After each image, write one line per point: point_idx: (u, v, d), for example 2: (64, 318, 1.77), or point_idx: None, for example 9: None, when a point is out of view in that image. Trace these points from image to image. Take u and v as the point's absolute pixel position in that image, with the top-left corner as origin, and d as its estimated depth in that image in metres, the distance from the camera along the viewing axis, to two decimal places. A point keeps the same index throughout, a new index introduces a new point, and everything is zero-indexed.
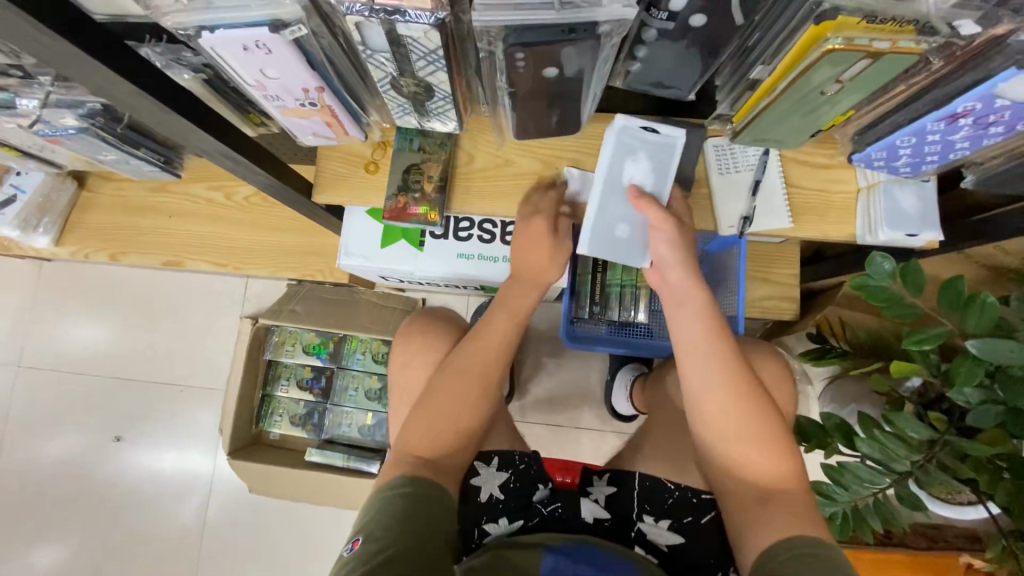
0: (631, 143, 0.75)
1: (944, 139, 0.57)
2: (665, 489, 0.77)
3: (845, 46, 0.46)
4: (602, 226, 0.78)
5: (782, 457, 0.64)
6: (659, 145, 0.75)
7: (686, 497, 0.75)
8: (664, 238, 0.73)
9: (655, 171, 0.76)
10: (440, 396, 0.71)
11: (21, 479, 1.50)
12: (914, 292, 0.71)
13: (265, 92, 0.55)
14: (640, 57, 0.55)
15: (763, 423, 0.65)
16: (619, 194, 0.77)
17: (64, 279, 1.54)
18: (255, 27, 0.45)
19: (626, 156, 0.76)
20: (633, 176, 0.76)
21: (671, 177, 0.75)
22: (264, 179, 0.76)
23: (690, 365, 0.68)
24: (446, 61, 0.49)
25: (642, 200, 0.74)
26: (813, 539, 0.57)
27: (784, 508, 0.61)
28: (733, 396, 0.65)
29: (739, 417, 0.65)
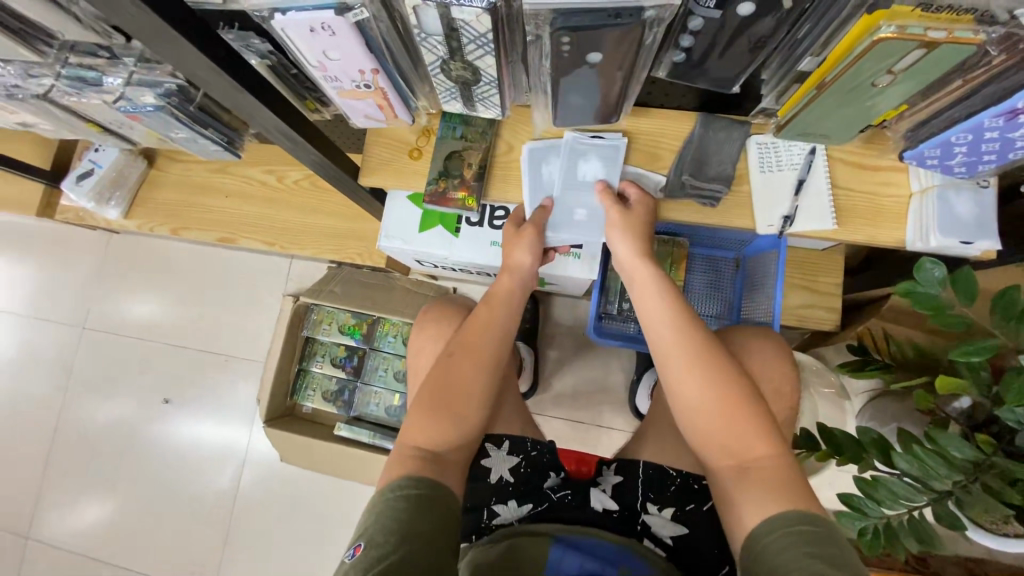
0: (580, 146, 0.80)
1: (1002, 137, 0.54)
2: (668, 476, 0.77)
3: (897, 35, 0.45)
4: (564, 214, 0.85)
5: (762, 434, 0.63)
6: (607, 148, 0.80)
7: (688, 484, 0.76)
8: (623, 228, 0.79)
9: (606, 170, 0.81)
10: (438, 370, 0.75)
11: (81, 431, 1.64)
12: (964, 302, 0.68)
13: (325, 72, 0.59)
14: (685, 46, 0.55)
15: (736, 402, 0.65)
16: (582, 187, 0.82)
17: (129, 251, 1.67)
18: (321, 11, 0.49)
19: (578, 158, 0.81)
20: (591, 175, 0.81)
21: (621, 168, 0.80)
22: (316, 159, 0.81)
23: (662, 350, 0.71)
24: (495, 45, 0.52)
25: (609, 195, 0.80)
26: (796, 515, 0.56)
27: (765, 484, 0.60)
28: (704, 378, 0.67)
29: (712, 396, 0.66)
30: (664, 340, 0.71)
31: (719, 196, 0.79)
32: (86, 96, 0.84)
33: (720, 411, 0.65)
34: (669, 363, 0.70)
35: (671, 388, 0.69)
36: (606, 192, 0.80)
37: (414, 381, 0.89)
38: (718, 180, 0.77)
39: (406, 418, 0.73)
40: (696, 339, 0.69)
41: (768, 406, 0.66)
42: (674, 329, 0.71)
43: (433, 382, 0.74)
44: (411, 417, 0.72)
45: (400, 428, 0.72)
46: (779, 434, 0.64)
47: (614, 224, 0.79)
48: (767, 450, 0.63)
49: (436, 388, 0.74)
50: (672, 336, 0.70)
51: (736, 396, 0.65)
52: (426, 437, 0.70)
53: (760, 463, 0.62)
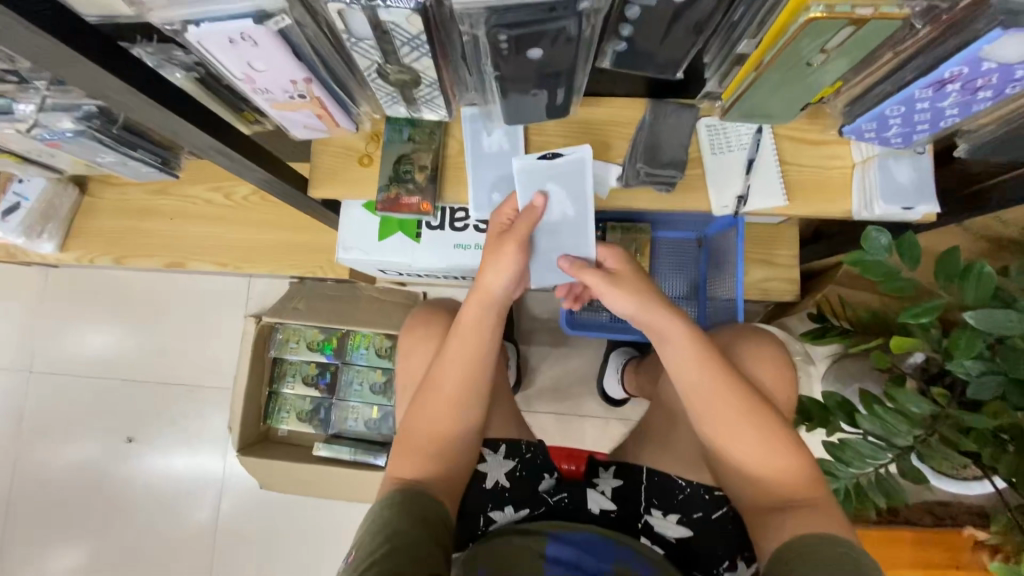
0: (541, 175, 0.79)
1: (933, 106, 0.55)
2: (675, 485, 0.77)
3: (826, 14, 0.45)
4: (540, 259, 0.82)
5: (791, 463, 0.68)
6: (569, 164, 0.79)
7: (696, 494, 0.75)
8: (618, 292, 0.73)
9: (575, 194, 0.80)
10: (440, 382, 0.76)
11: (38, 483, 1.53)
12: (910, 266, 0.71)
13: (254, 85, 0.55)
14: (626, 35, 0.55)
15: (760, 429, 0.69)
16: (551, 229, 0.80)
17: (71, 285, 1.56)
18: (237, 20, 0.45)
19: (541, 182, 0.79)
20: (555, 203, 0.80)
21: (590, 194, 0.79)
22: (261, 176, 0.78)
23: (690, 384, 0.72)
24: (429, 47, 0.49)
25: (577, 267, 0.75)
26: (831, 539, 0.61)
27: (797, 512, 0.65)
28: (730, 411, 0.70)
29: (741, 427, 0.69)
30: (686, 371, 0.72)
31: (673, 182, 0.80)
32: None
33: (747, 439, 0.69)
34: (692, 392, 0.72)
35: (699, 416, 0.72)
36: (575, 266, 0.74)
37: (403, 385, 0.88)
38: (671, 166, 0.78)
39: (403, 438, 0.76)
40: (710, 358, 0.71)
41: (791, 433, 0.70)
42: (698, 363, 0.71)
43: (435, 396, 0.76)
44: (413, 429, 0.76)
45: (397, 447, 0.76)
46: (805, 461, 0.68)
47: (606, 294, 0.74)
48: (795, 474, 0.68)
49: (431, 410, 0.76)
50: (694, 364, 0.71)
51: (751, 413, 0.70)
52: (421, 459, 0.73)
53: (777, 476, 0.68)
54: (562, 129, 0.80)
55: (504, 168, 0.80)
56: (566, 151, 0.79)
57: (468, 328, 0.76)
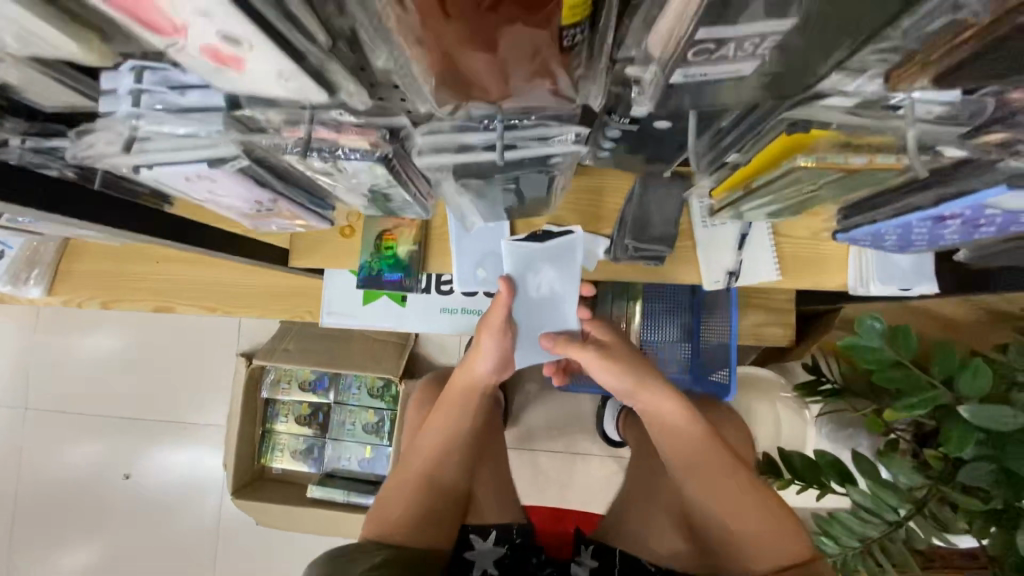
0: (534, 255, 0.78)
1: (932, 233, 0.49)
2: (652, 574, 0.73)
3: (817, 164, 0.41)
4: (527, 337, 0.83)
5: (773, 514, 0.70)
6: (562, 246, 0.78)
7: None
8: (607, 370, 0.79)
9: (565, 270, 0.80)
10: (431, 436, 0.80)
11: (37, 517, 1.55)
12: (903, 351, 0.70)
13: (220, 205, 0.53)
14: (609, 147, 0.52)
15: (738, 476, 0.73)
16: (539, 306, 0.82)
17: (63, 321, 1.55)
18: (190, 164, 0.43)
19: (532, 262, 0.79)
20: (543, 280, 0.80)
21: (578, 273, 0.80)
22: (238, 256, 0.76)
23: (671, 434, 0.77)
24: (397, 179, 0.49)
25: (561, 343, 0.80)
26: None
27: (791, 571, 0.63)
28: (710, 457, 0.74)
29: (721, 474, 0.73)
30: (670, 423, 0.77)
31: (663, 256, 0.78)
32: None
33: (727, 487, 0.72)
34: (673, 442, 0.77)
35: (681, 467, 0.76)
36: (559, 344, 0.79)
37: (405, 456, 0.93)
38: (660, 241, 0.76)
39: (388, 489, 0.77)
40: (693, 417, 0.77)
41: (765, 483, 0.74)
42: (677, 416, 0.77)
43: (424, 446, 0.79)
44: (398, 479, 0.78)
45: (382, 498, 0.77)
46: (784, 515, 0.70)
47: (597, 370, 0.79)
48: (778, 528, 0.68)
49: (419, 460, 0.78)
50: (675, 419, 0.77)
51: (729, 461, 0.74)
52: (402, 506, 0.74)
53: (762, 531, 0.68)
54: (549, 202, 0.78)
55: (492, 243, 0.78)
56: (561, 230, 0.78)
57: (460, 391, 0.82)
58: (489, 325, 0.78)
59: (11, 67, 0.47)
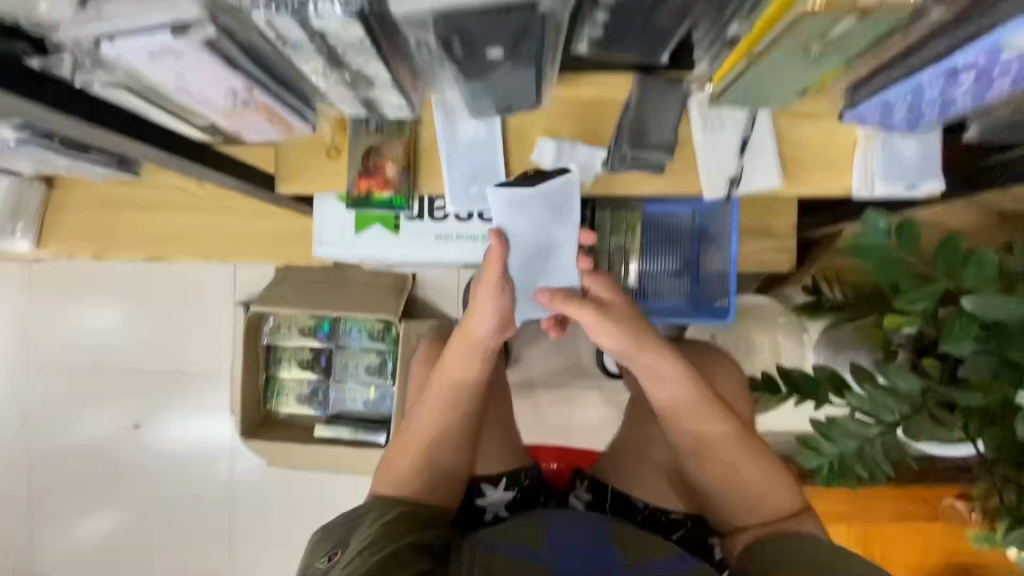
0: (528, 201, 0.75)
1: (944, 94, 0.49)
2: (637, 506, 0.85)
3: (825, 5, 0.39)
4: (524, 290, 0.79)
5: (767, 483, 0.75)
6: (556, 190, 0.75)
7: (656, 516, 0.84)
8: (610, 330, 0.75)
9: (560, 214, 0.76)
10: (432, 403, 0.81)
11: (55, 471, 1.59)
12: (907, 248, 0.68)
13: (192, 95, 0.50)
14: (603, 21, 0.48)
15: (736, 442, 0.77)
16: (535, 257, 0.77)
17: (56, 278, 1.53)
18: (152, 33, 0.40)
19: (528, 207, 0.75)
20: (538, 226, 0.76)
21: (576, 218, 0.77)
22: (223, 178, 0.73)
23: (673, 403, 0.78)
24: (376, 51, 0.44)
25: (559, 300, 0.73)
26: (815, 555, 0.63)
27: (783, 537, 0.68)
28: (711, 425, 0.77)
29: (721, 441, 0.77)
30: (672, 391, 0.78)
31: (662, 165, 0.75)
32: None
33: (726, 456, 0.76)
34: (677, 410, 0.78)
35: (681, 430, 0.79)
36: (557, 299, 0.72)
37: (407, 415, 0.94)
38: (659, 148, 0.73)
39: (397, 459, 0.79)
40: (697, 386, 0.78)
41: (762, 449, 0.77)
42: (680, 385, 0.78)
43: (427, 417, 0.80)
44: (403, 450, 0.79)
45: (391, 467, 0.79)
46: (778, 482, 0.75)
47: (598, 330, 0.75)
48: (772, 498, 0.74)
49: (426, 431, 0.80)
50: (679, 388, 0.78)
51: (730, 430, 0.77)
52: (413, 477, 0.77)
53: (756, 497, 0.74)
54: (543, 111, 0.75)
55: (484, 157, 0.75)
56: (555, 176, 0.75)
57: (461, 359, 0.80)
58: (485, 281, 0.74)
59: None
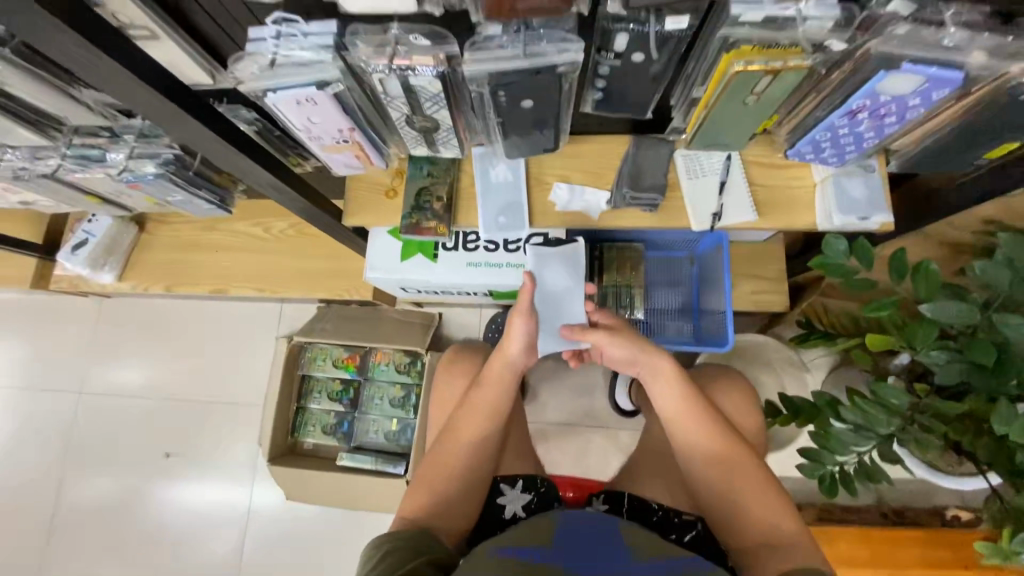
0: (548, 256, 0.99)
1: (853, 131, 0.68)
2: (649, 508, 0.86)
3: (747, 67, 0.59)
4: (547, 325, 0.96)
5: (774, 502, 0.77)
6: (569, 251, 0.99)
7: (668, 517, 0.85)
8: (618, 344, 0.87)
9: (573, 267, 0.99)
10: (461, 416, 0.88)
11: (81, 502, 1.64)
12: (864, 262, 0.80)
13: (310, 134, 0.70)
14: (601, 86, 0.68)
15: (740, 460, 0.80)
16: (553, 298, 0.97)
17: (123, 313, 1.72)
18: (304, 88, 0.61)
19: (547, 262, 0.99)
20: (557, 275, 0.98)
21: (583, 271, 0.99)
22: (305, 206, 0.93)
23: (679, 420, 0.84)
24: (447, 101, 0.64)
25: (579, 332, 0.88)
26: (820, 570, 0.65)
27: (787, 553, 0.70)
28: (715, 442, 0.82)
29: (724, 457, 0.81)
30: (677, 408, 0.84)
31: (655, 203, 0.92)
32: (91, 171, 0.95)
33: (731, 472, 0.80)
34: (682, 425, 0.84)
35: (687, 445, 0.83)
36: (576, 331, 0.87)
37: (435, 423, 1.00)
38: (652, 190, 0.90)
39: (423, 470, 0.85)
40: (699, 403, 0.84)
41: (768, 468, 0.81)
42: (682, 402, 0.84)
43: (454, 431, 0.87)
44: (434, 461, 0.85)
45: (418, 478, 0.84)
46: (785, 502, 0.77)
47: (607, 344, 0.88)
48: (781, 520, 0.75)
49: (451, 442, 0.86)
50: (682, 406, 0.84)
51: (733, 448, 0.81)
52: (437, 492, 0.81)
53: (763, 516, 0.76)
54: (558, 161, 0.94)
55: (511, 196, 0.94)
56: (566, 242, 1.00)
57: (488, 376, 0.90)
58: (518, 310, 0.87)
59: (167, 40, 0.66)
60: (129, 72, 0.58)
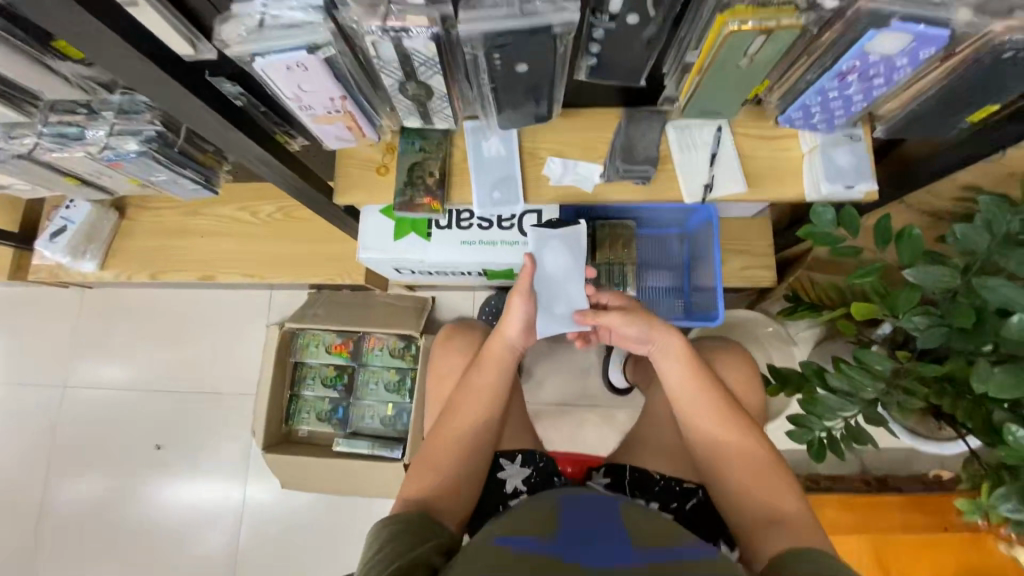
0: (548, 238, 0.95)
1: (843, 94, 0.70)
2: (651, 478, 0.89)
3: (741, 28, 0.59)
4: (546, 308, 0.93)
5: (777, 477, 0.78)
6: (569, 235, 0.96)
7: (671, 486, 0.88)
8: (628, 323, 0.88)
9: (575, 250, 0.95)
10: (464, 395, 0.88)
11: (69, 497, 1.61)
12: (853, 230, 0.82)
13: (300, 103, 0.68)
14: (595, 52, 0.68)
15: (746, 436, 0.82)
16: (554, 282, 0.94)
17: (105, 304, 1.68)
18: (295, 52, 0.59)
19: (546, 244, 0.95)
20: (559, 257, 0.95)
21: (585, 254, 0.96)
22: (295, 183, 0.91)
23: (687, 398, 0.85)
24: (441, 66, 0.63)
25: (591, 317, 0.90)
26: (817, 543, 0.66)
27: (786, 527, 0.71)
28: (723, 419, 0.83)
29: (731, 433, 0.82)
30: (685, 387, 0.85)
31: (648, 176, 0.92)
32: (70, 150, 0.92)
33: (736, 447, 0.81)
34: (690, 403, 0.85)
35: (694, 422, 0.85)
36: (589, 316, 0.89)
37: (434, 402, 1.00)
38: (646, 162, 0.90)
39: (425, 448, 0.84)
40: (708, 380, 0.85)
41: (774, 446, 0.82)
42: (691, 380, 0.85)
43: (457, 409, 0.87)
44: (436, 439, 0.85)
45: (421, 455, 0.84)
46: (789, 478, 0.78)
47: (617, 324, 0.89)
48: (783, 495, 0.76)
49: (455, 420, 0.86)
50: (691, 384, 0.85)
51: (740, 425, 0.82)
52: (441, 470, 0.81)
53: (766, 492, 0.77)
54: (551, 135, 0.94)
55: (504, 171, 0.93)
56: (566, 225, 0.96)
57: (492, 356, 0.91)
58: (517, 289, 0.89)
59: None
60: (114, 33, 0.56)
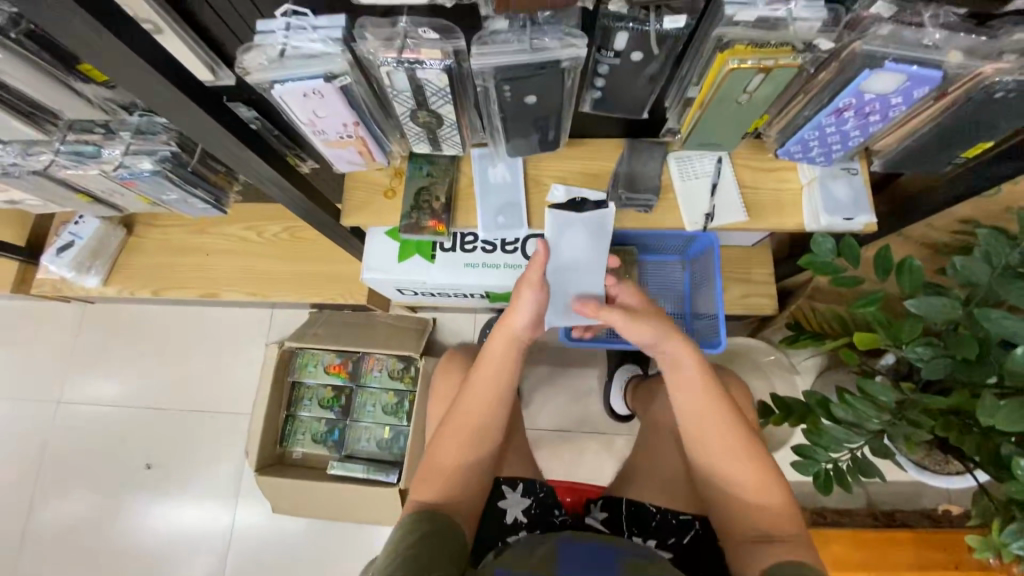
0: (568, 219, 0.91)
1: (840, 130, 0.72)
2: (649, 513, 0.86)
3: (741, 65, 0.62)
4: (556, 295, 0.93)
5: (781, 498, 0.74)
6: (596, 216, 0.91)
7: (667, 520, 0.85)
8: (646, 324, 0.80)
9: (597, 234, 0.91)
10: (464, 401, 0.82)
11: (54, 516, 1.56)
12: (851, 261, 0.83)
13: (314, 128, 0.71)
14: (600, 86, 0.71)
15: (756, 454, 0.76)
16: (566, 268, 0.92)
17: (106, 320, 1.68)
18: (312, 81, 0.62)
19: (567, 225, 0.91)
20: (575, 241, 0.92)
21: (607, 239, 0.91)
22: (304, 204, 0.93)
23: (694, 409, 0.78)
24: (452, 95, 0.66)
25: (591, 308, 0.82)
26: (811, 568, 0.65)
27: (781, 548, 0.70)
28: (732, 434, 0.77)
29: (739, 450, 0.76)
30: (694, 398, 0.78)
31: (650, 204, 0.94)
32: (84, 168, 0.94)
33: (745, 465, 0.75)
34: (698, 415, 0.78)
35: (700, 435, 0.78)
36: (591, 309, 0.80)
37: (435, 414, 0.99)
38: (648, 191, 0.92)
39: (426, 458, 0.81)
40: (720, 392, 0.78)
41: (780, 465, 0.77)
42: (702, 392, 0.78)
43: (457, 415, 0.82)
44: (437, 447, 0.81)
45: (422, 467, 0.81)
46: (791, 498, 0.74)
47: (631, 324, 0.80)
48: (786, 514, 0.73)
49: (455, 429, 0.82)
50: (702, 394, 0.78)
51: (751, 442, 0.76)
52: (443, 484, 0.78)
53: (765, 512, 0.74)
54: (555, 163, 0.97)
55: (509, 196, 0.95)
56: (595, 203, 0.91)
57: (491, 356, 0.82)
58: (527, 281, 0.81)
59: (170, 35, 0.67)
60: (142, 60, 0.59)
